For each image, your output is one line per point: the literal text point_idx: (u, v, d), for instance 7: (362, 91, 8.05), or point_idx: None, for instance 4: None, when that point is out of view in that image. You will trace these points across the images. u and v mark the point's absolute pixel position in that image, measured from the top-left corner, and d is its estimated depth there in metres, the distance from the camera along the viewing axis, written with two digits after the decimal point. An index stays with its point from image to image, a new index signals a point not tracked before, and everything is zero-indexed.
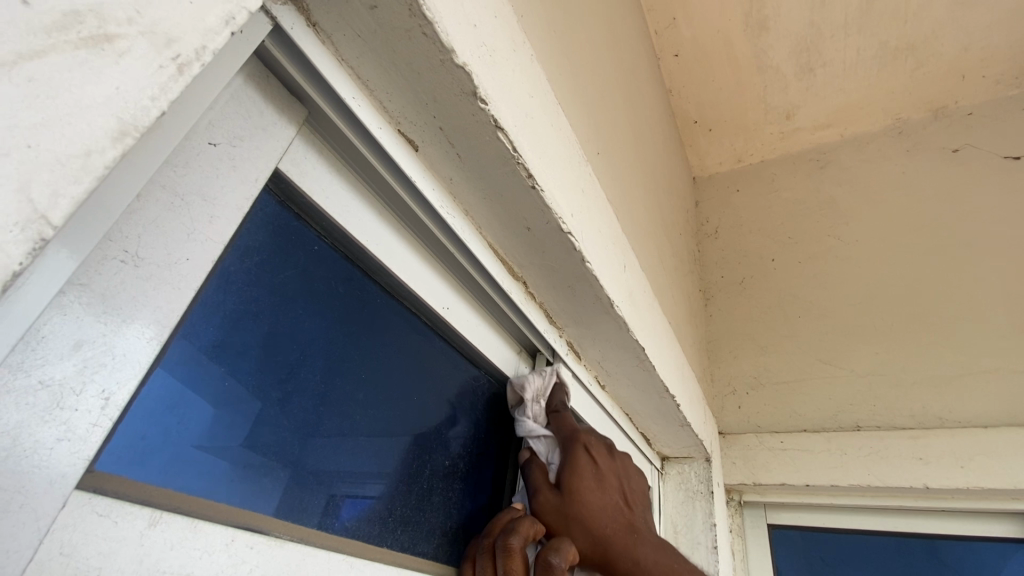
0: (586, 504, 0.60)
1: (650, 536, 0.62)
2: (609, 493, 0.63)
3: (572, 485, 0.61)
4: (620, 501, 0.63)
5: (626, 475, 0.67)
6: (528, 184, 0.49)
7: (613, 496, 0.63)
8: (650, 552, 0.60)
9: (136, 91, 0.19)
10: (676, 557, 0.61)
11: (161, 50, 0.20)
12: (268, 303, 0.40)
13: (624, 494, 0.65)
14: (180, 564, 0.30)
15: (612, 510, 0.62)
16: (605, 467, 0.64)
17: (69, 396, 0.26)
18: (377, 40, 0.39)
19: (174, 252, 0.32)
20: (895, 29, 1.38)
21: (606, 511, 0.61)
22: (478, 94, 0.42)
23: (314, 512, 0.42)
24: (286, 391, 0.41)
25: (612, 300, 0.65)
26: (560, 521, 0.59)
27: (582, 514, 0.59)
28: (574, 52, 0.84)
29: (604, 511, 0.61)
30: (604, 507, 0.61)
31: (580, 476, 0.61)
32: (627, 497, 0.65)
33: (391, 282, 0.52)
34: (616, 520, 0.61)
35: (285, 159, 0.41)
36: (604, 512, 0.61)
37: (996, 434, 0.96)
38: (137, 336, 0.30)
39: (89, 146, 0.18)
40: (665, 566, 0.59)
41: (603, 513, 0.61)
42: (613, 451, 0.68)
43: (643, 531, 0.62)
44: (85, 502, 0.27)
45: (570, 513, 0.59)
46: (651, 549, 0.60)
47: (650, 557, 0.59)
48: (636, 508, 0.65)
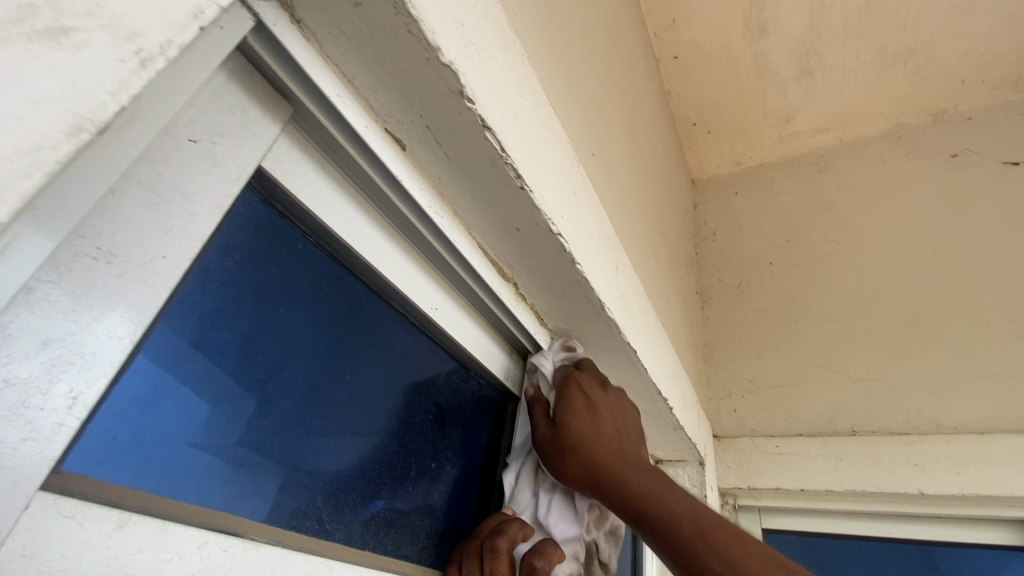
0: (579, 432, 0.60)
1: (647, 468, 0.58)
2: (604, 423, 0.61)
3: (566, 417, 0.61)
4: (617, 435, 0.62)
5: (627, 416, 0.65)
6: (516, 185, 0.49)
7: (610, 430, 0.61)
8: (639, 476, 0.56)
9: (92, 84, 0.19)
10: (671, 483, 0.56)
11: (123, 45, 0.20)
12: (250, 301, 0.40)
13: (624, 434, 0.63)
14: (150, 567, 0.30)
15: (606, 438, 0.60)
16: (600, 402, 0.63)
17: (35, 395, 0.26)
18: (362, 36, 0.38)
19: (149, 250, 0.32)
20: (895, 33, 1.37)
21: (599, 438, 0.60)
22: (464, 94, 0.42)
23: (293, 514, 0.41)
24: (266, 391, 0.40)
25: (602, 302, 0.64)
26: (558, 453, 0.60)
27: (576, 441, 0.59)
28: (570, 53, 0.84)
29: (598, 439, 0.60)
30: (599, 437, 0.60)
31: (573, 410, 0.62)
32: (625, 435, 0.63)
33: (377, 282, 0.52)
34: (609, 448, 0.59)
35: (268, 157, 0.40)
36: (597, 440, 0.60)
37: (992, 441, 0.96)
38: (109, 334, 0.29)
39: (41, 141, 0.17)
40: (656, 489, 0.55)
41: (595, 441, 0.60)
42: (613, 388, 0.67)
43: (637, 462, 0.59)
44: (51, 503, 0.26)
45: (563, 444, 0.60)
46: (642, 474, 0.57)
47: (639, 481, 0.56)
48: (634, 447, 0.63)
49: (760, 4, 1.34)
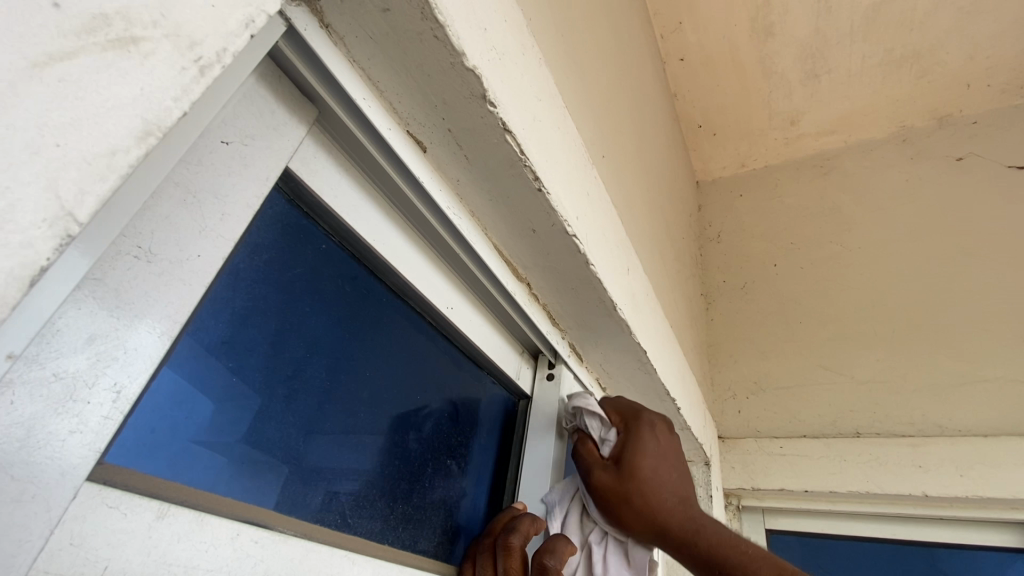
0: (643, 477, 0.58)
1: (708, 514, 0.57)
2: (664, 463, 0.60)
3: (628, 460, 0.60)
4: (679, 480, 0.60)
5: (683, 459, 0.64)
6: (534, 187, 0.50)
7: (673, 474, 0.60)
8: (707, 522, 0.55)
9: (158, 91, 0.19)
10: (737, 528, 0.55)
11: (184, 53, 0.20)
12: (277, 299, 0.41)
13: (684, 476, 0.61)
14: (187, 556, 0.31)
15: (667, 482, 0.59)
16: (663, 445, 0.62)
17: (82, 388, 0.27)
18: (389, 42, 0.39)
19: (185, 249, 0.32)
20: (901, 36, 1.38)
21: (662, 484, 0.58)
22: (487, 97, 0.43)
23: (318, 508, 0.42)
24: (292, 388, 0.41)
25: (615, 303, 0.65)
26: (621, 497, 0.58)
27: (639, 486, 0.58)
28: (580, 56, 0.84)
29: (662, 485, 0.58)
30: (663, 480, 0.59)
31: (634, 457, 0.60)
32: (682, 476, 0.61)
33: (396, 281, 0.53)
34: (672, 493, 0.58)
35: (295, 159, 0.41)
36: (662, 484, 0.58)
37: (996, 444, 0.96)
38: (150, 330, 0.30)
39: (114, 146, 0.18)
40: (724, 534, 0.54)
41: (660, 486, 0.58)
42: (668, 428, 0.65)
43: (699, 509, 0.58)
44: (96, 494, 0.27)
45: (625, 488, 0.58)
46: (708, 520, 0.56)
47: (707, 528, 0.55)
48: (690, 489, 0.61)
49: (766, 6, 1.34)
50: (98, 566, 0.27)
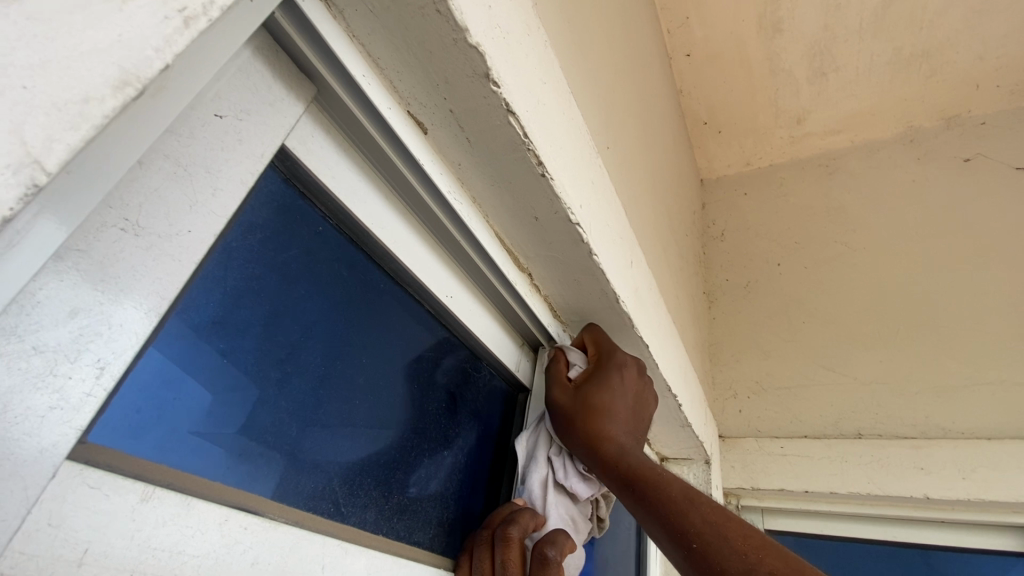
0: (587, 405, 0.59)
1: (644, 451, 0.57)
2: (615, 400, 0.60)
3: (586, 388, 0.61)
4: (628, 420, 0.60)
5: (641, 403, 0.63)
6: (538, 172, 0.49)
7: (623, 413, 0.60)
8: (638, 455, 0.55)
9: (138, 38, 0.18)
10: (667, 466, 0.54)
11: (167, 2, 0.19)
12: (271, 281, 0.39)
13: (635, 418, 0.61)
14: (172, 541, 0.30)
15: (614, 416, 0.59)
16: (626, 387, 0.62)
17: (63, 363, 0.26)
18: (390, 16, 0.38)
19: (175, 224, 0.31)
20: (910, 35, 1.37)
21: (606, 414, 0.58)
22: (490, 77, 0.41)
23: (310, 496, 0.41)
24: (285, 372, 0.40)
25: (617, 294, 0.64)
26: (566, 419, 0.59)
27: (582, 412, 0.59)
28: (586, 47, 0.83)
29: (607, 417, 0.58)
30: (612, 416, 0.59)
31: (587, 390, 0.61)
32: (633, 418, 0.61)
33: (394, 267, 0.52)
34: (614, 427, 0.58)
35: (292, 137, 0.40)
36: (606, 415, 0.58)
37: (1000, 447, 0.95)
38: (136, 306, 0.29)
39: (88, 94, 0.17)
40: (649, 465, 0.53)
41: (603, 415, 0.58)
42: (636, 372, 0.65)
43: (636, 444, 0.57)
44: (77, 473, 0.26)
45: (571, 411, 0.59)
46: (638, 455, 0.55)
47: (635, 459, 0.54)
48: (637, 429, 0.61)
49: (775, 3, 1.33)
50: (79, 548, 0.26)
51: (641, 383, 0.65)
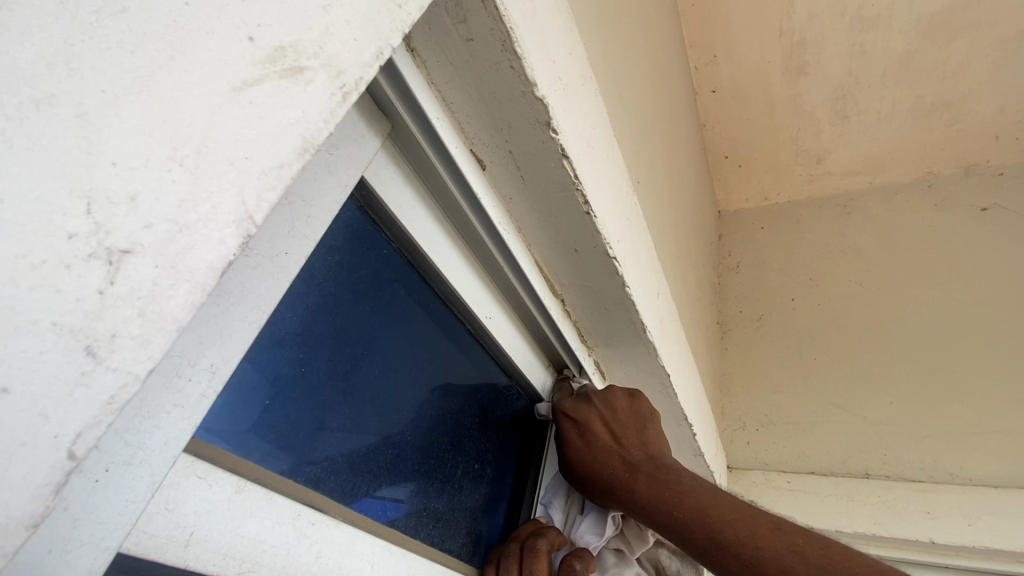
0: (574, 467, 0.62)
1: (655, 467, 0.58)
2: (599, 438, 0.62)
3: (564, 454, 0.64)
4: (612, 440, 0.62)
5: (627, 414, 0.65)
6: (583, 210, 0.53)
7: (603, 438, 0.62)
8: (648, 484, 0.56)
9: (315, 115, 0.21)
10: (682, 483, 0.55)
11: (334, 82, 0.23)
12: (343, 297, 0.43)
13: (618, 431, 0.62)
14: (256, 530, 0.34)
15: (605, 456, 0.60)
16: (590, 415, 0.64)
17: (186, 366, 0.29)
18: (468, 68, 0.42)
19: (276, 247, 0.35)
20: (932, 85, 1.41)
21: (599, 459, 0.60)
22: (551, 125, 0.46)
23: (363, 497, 0.45)
24: (349, 381, 0.44)
25: (644, 325, 0.67)
26: (574, 483, 0.63)
27: (576, 473, 0.62)
28: (622, 86, 0.88)
29: (593, 463, 0.61)
30: (594, 457, 0.61)
31: (566, 438, 0.64)
32: (629, 435, 0.62)
33: (443, 289, 0.55)
34: (612, 465, 0.59)
35: (370, 169, 0.44)
36: (598, 459, 0.60)
37: (1005, 497, 0.97)
38: (243, 319, 0.33)
39: (283, 160, 0.20)
40: (663, 497, 0.54)
41: (597, 460, 0.60)
42: (606, 393, 0.66)
43: (646, 465, 0.59)
44: (190, 464, 0.30)
45: (571, 477, 0.63)
46: (650, 483, 0.56)
47: (649, 491, 0.56)
48: (640, 439, 0.63)
49: (802, 46, 1.38)
50: (186, 531, 0.30)
51: (620, 395, 0.67)
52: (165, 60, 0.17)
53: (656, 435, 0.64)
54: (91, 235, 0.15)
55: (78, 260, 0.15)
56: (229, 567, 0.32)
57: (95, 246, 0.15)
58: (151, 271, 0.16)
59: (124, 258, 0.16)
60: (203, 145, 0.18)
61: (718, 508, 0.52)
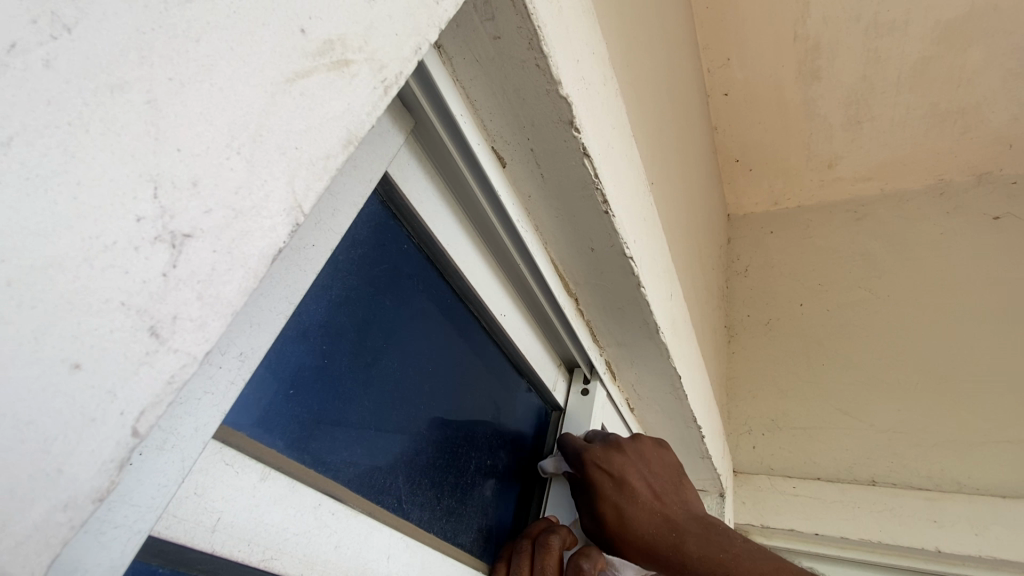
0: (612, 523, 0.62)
1: (699, 525, 0.61)
2: (640, 495, 0.63)
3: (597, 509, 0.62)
4: (652, 497, 0.64)
5: (659, 470, 0.67)
6: (602, 209, 0.53)
7: (645, 494, 0.63)
8: (698, 545, 0.59)
9: (359, 107, 0.22)
10: (730, 541, 0.59)
11: (377, 75, 0.23)
12: (365, 290, 0.44)
13: (656, 489, 0.65)
14: (281, 517, 0.34)
15: (648, 518, 0.61)
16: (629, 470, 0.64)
17: (216, 354, 0.30)
18: (493, 66, 0.43)
19: (303, 238, 0.36)
20: (946, 92, 1.40)
21: (643, 520, 0.61)
22: (573, 124, 0.46)
23: (380, 489, 0.45)
24: (369, 374, 0.44)
25: (658, 326, 0.67)
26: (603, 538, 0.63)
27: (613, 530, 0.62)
28: (637, 88, 0.88)
29: (637, 520, 0.61)
30: (638, 515, 0.62)
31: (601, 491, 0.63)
32: (665, 494, 0.65)
33: (460, 285, 0.56)
34: (658, 524, 0.61)
35: (393, 164, 0.44)
36: (642, 517, 0.62)
37: (1012, 507, 0.96)
38: (272, 308, 0.33)
39: (329, 151, 0.20)
40: (715, 558, 0.57)
41: (641, 517, 0.62)
42: (637, 448, 0.68)
43: (691, 524, 0.61)
44: (218, 450, 0.31)
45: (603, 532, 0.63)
46: (699, 542, 0.59)
47: (699, 551, 0.58)
48: (674, 495, 0.66)
49: (816, 50, 1.37)
50: (213, 517, 0.30)
51: (648, 444, 0.70)
52: (226, 49, 0.18)
53: (685, 489, 0.68)
54: (157, 219, 0.16)
55: (145, 242, 0.16)
56: (253, 554, 0.32)
57: (160, 229, 0.16)
58: (209, 256, 0.17)
59: (186, 242, 0.17)
60: (258, 134, 0.19)
61: (771, 571, 0.55)
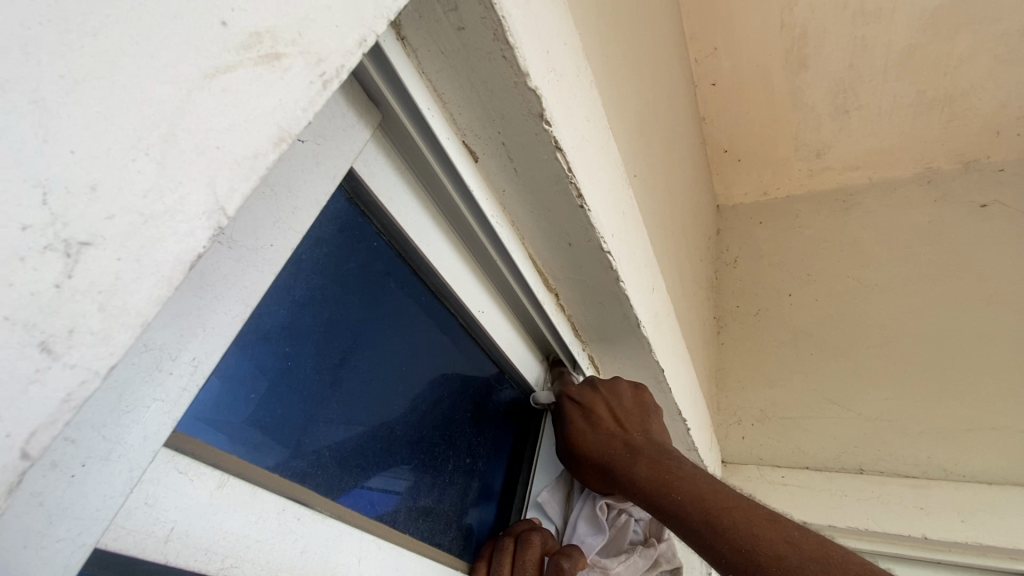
0: (574, 448, 0.63)
1: (655, 450, 0.59)
2: (601, 420, 0.63)
3: (566, 439, 0.65)
4: (614, 423, 0.63)
5: (629, 404, 0.66)
6: (577, 203, 0.52)
7: (605, 419, 0.63)
8: (648, 466, 0.57)
9: (293, 103, 0.21)
10: (682, 467, 0.56)
11: (314, 69, 0.22)
12: (331, 290, 0.43)
13: (622, 418, 0.64)
14: (241, 524, 0.33)
15: (605, 439, 0.61)
16: (594, 402, 0.65)
17: (166, 360, 0.29)
18: (459, 58, 0.42)
19: (260, 239, 0.35)
20: (934, 80, 1.40)
21: (599, 440, 0.62)
22: (544, 116, 0.45)
23: (351, 492, 0.44)
24: (337, 375, 0.43)
25: (639, 320, 0.67)
26: (572, 464, 0.64)
27: (577, 456, 0.63)
28: (620, 79, 0.87)
29: (593, 446, 0.62)
30: (594, 440, 0.62)
31: (568, 418, 0.65)
32: (631, 422, 0.64)
33: (435, 283, 0.55)
34: (613, 445, 0.61)
35: (359, 160, 0.43)
36: (599, 439, 0.62)
37: (998, 493, 0.97)
38: (226, 311, 0.32)
39: (258, 151, 0.20)
40: (663, 479, 0.55)
41: (598, 440, 0.62)
42: (613, 382, 0.68)
43: (648, 449, 0.59)
44: (169, 460, 0.30)
45: (571, 460, 0.64)
46: (649, 465, 0.57)
47: (649, 472, 0.56)
48: (641, 426, 0.64)
49: (803, 39, 1.36)
50: (167, 527, 0.30)
51: (625, 386, 0.69)
52: (130, 44, 0.17)
53: (658, 426, 0.66)
54: (48, 227, 0.15)
55: (32, 252, 0.15)
56: (211, 562, 0.32)
57: (52, 238, 0.15)
58: (111, 265, 0.16)
59: (83, 251, 0.16)
60: (170, 134, 0.18)
61: (711, 493, 0.52)
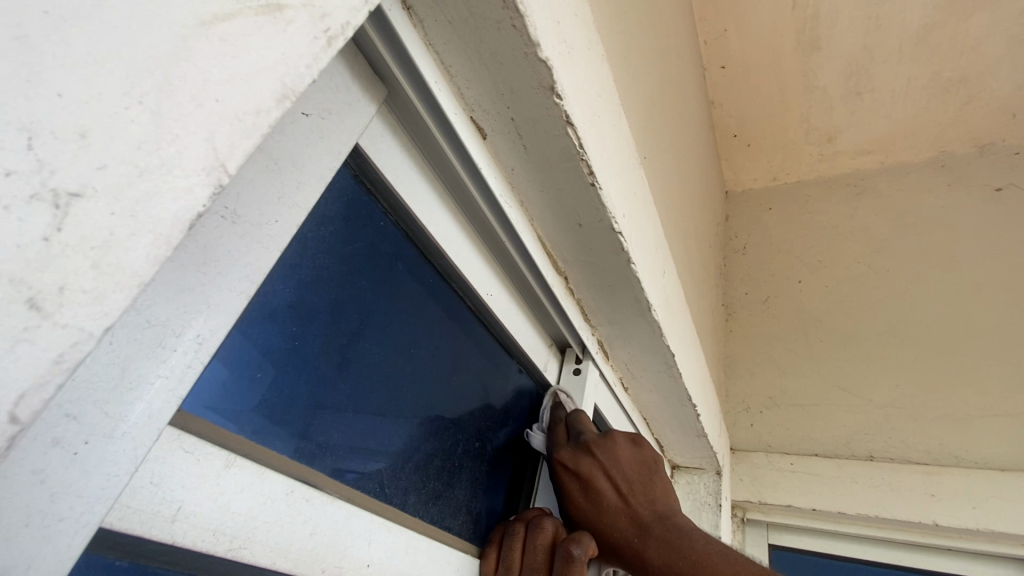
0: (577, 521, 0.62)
1: (664, 528, 0.59)
2: (604, 497, 0.61)
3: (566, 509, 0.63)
4: (618, 499, 0.61)
5: (629, 467, 0.64)
6: (588, 181, 0.51)
7: (609, 496, 0.61)
8: (660, 552, 0.57)
9: (296, 57, 0.21)
10: (694, 548, 0.56)
11: (317, 22, 0.22)
12: (339, 270, 0.42)
13: (625, 488, 0.62)
14: (250, 503, 0.33)
15: (612, 518, 0.60)
16: (594, 473, 0.62)
17: (169, 337, 0.28)
18: (467, 28, 0.40)
19: (265, 214, 0.34)
20: (950, 61, 1.36)
21: (605, 520, 0.60)
22: (555, 90, 0.44)
23: (359, 474, 0.44)
24: (345, 357, 0.43)
25: (650, 303, 0.66)
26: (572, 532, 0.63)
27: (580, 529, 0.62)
28: (627, 57, 0.85)
29: (597, 523, 0.60)
30: (598, 518, 0.61)
31: (564, 489, 0.63)
32: (635, 492, 0.62)
33: (444, 265, 0.54)
34: (621, 528, 0.60)
35: (364, 136, 0.42)
36: (605, 519, 0.60)
37: (1011, 480, 0.96)
38: (231, 288, 0.31)
39: (259, 107, 0.19)
40: (678, 567, 0.55)
41: (603, 519, 0.60)
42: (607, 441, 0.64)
43: (656, 527, 0.59)
44: (176, 437, 0.29)
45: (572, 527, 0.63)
46: (661, 549, 0.57)
47: (661, 558, 0.57)
48: (645, 492, 0.63)
49: (815, 19, 1.33)
50: (173, 506, 0.29)
51: (623, 442, 0.66)
52: None
53: (660, 484, 0.65)
54: (35, 175, 0.14)
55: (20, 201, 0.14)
56: (218, 544, 0.31)
57: (39, 188, 0.14)
58: (104, 220, 0.16)
59: (73, 203, 0.15)
60: (166, 83, 0.17)
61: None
